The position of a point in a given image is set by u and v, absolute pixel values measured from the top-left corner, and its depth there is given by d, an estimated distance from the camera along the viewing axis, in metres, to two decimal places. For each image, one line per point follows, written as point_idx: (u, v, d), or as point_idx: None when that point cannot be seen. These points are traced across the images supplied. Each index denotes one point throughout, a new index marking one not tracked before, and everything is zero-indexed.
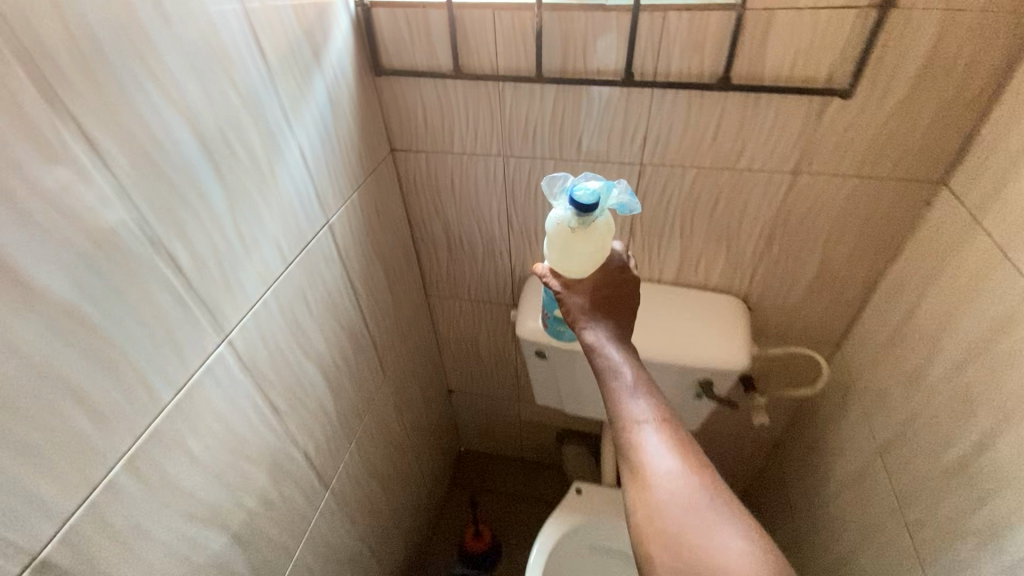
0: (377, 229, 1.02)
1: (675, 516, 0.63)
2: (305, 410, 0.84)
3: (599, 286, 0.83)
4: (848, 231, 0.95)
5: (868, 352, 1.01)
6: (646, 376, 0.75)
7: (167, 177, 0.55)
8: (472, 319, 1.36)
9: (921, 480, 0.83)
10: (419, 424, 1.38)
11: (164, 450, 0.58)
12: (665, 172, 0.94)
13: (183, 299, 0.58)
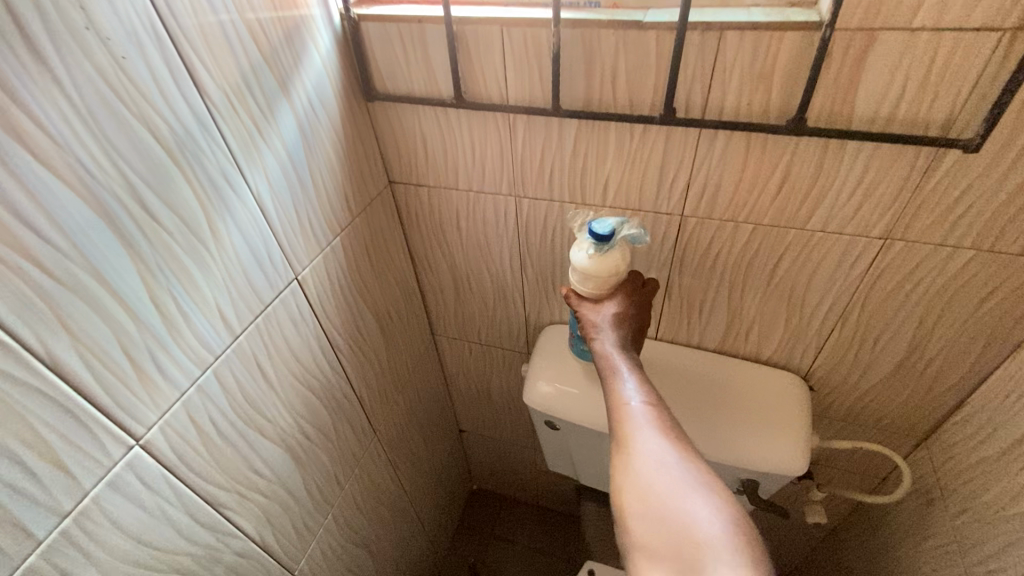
0: (368, 275, 0.89)
1: (651, 504, 0.57)
2: (262, 495, 0.72)
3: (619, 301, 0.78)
4: (953, 314, 0.73)
5: (965, 462, 0.79)
6: (653, 389, 0.68)
7: (42, 262, 0.42)
8: (484, 364, 1.21)
9: (970, 479, 0.77)
10: (421, 475, 1.25)
11: None
12: (712, 227, 0.76)
13: (72, 408, 0.46)
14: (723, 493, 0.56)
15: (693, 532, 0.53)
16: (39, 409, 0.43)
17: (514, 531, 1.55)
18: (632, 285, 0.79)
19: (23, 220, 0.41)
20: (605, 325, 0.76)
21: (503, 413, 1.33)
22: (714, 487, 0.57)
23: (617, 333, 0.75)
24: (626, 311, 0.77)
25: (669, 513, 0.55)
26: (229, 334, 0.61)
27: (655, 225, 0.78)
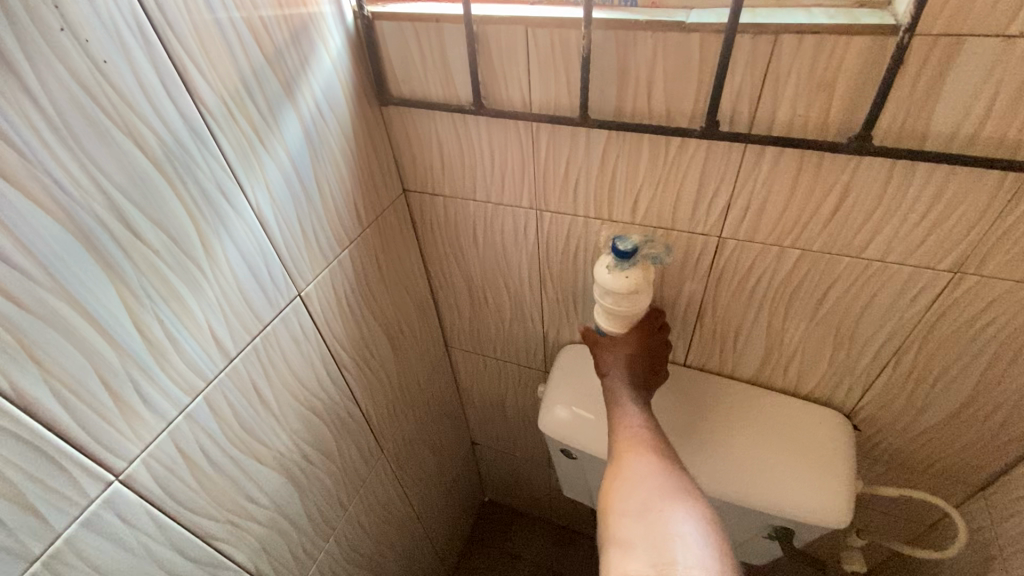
0: (379, 289, 0.84)
1: (635, 506, 0.57)
2: (258, 522, 0.68)
3: (632, 337, 0.75)
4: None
5: None
6: (654, 429, 0.67)
7: (9, 290, 0.38)
8: (499, 380, 1.16)
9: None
10: (431, 491, 1.20)
11: None
12: (753, 251, 0.68)
13: (43, 446, 0.42)
14: (706, 510, 0.57)
15: (671, 534, 0.53)
16: (2, 449, 0.40)
17: (524, 548, 1.50)
18: (648, 321, 0.76)
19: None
20: (614, 362, 0.75)
21: (519, 430, 1.27)
22: (698, 501, 0.57)
23: (626, 368, 0.73)
24: (639, 348, 0.75)
25: (650, 513, 0.56)
26: (223, 357, 0.57)
27: (689, 247, 0.71)
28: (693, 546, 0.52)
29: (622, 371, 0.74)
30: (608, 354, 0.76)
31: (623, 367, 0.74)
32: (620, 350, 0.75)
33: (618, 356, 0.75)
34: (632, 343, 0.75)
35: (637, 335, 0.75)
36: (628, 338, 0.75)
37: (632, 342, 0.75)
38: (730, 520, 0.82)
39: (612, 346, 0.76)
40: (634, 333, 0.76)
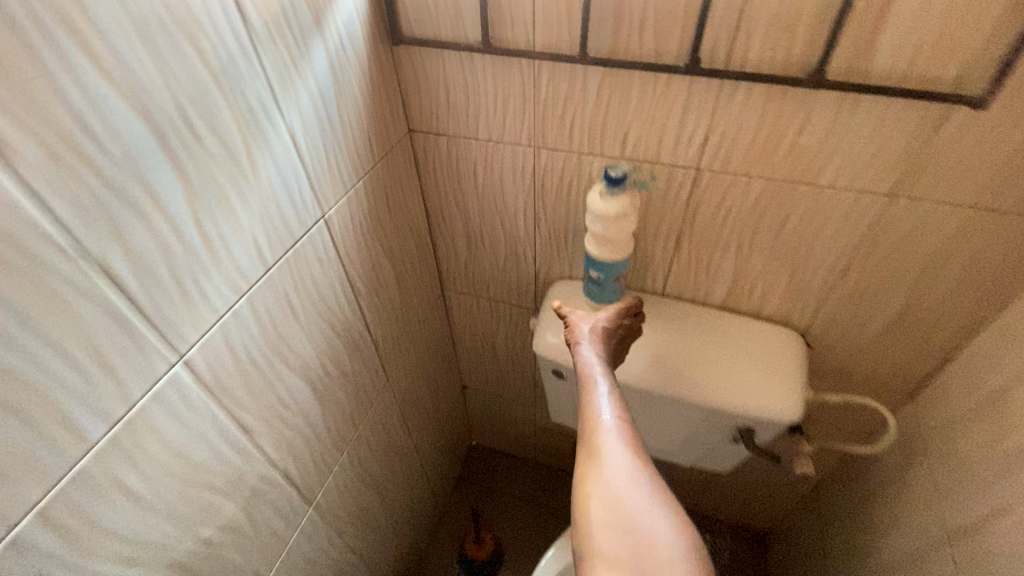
0: (386, 223, 0.90)
1: (618, 510, 0.60)
2: (286, 425, 0.75)
3: (604, 317, 0.83)
4: (949, 271, 0.77)
5: (951, 409, 0.84)
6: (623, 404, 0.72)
7: (104, 177, 0.44)
8: (490, 320, 1.24)
9: (954, 399, 0.84)
10: (426, 426, 1.28)
11: (97, 494, 0.49)
12: (726, 182, 0.78)
13: (125, 320, 0.48)
14: (675, 504, 0.63)
15: (653, 539, 0.58)
16: (96, 319, 0.46)
17: (509, 484, 1.61)
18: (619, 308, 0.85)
19: (86, 130, 0.42)
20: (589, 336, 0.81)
21: (508, 369, 1.36)
22: (669, 495, 0.63)
23: (599, 347, 0.79)
24: (609, 327, 0.83)
25: (631, 516, 0.59)
26: (262, 264, 0.63)
27: (670, 179, 0.81)
28: (670, 546, 0.58)
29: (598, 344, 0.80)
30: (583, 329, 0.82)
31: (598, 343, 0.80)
32: (596, 327, 0.82)
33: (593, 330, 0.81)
34: (608, 326, 0.82)
35: (611, 316, 0.84)
36: (604, 321, 0.83)
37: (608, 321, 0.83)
38: (701, 426, 0.94)
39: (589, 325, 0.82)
40: (610, 319, 0.84)
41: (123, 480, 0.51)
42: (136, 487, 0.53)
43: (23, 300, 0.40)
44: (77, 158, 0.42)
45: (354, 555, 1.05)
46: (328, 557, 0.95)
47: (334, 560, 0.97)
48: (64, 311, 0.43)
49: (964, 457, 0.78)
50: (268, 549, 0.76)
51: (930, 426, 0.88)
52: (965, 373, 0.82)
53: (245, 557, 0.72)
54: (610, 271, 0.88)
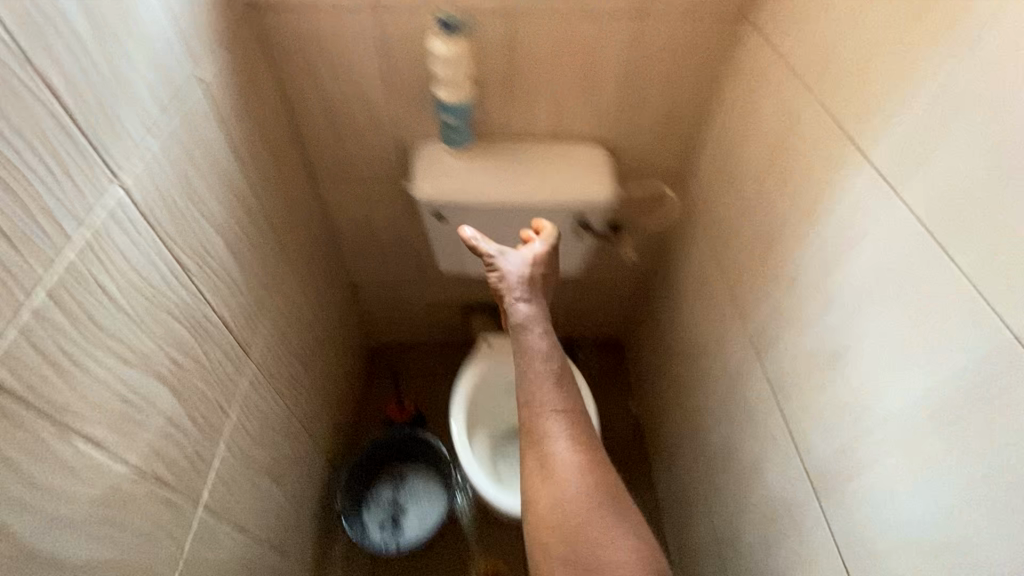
0: (251, 96, 0.96)
1: (549, 466, 0.85)
2: (213, 274, 0.82)
3: (530, 266, 0.94)
4: (684, 70, 1.10)
5: (700, 171, 1.20)
6: (560, 376, 0.91)
7: None
8: (364, 202, 1.34)
9: (702, 164, 1.19)
10: (329, 314, 1.37)
11: (85, 287, 0.56)
12: (531, 19, 1.01)
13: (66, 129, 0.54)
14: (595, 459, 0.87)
15: (571, 488, 0.82)
16: (45, 121, 0.52)
17: (416, 365, 1.77)
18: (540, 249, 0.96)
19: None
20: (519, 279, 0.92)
21: (390, 251, 1.48)
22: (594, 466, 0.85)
23: (529, 294, 0.93)
24: (535, 276, 0.94)
25: (558, 474, 0.84)
26: (159, 107, 0.70)
27: (490, 23, 1.01)
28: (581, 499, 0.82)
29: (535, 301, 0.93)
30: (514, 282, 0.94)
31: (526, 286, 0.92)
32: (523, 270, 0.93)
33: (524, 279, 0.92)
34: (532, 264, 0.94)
35: (536, 262, 0.94)
36: (527, 262, 0.94)
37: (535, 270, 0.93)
38: (554, 229, 1.21)
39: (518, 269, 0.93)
40: (531, 257, 0.94)
41: (103, 282, 0.58)
42: (111, 289, 0.60)
43: None
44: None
45: (298, 423, 1.15)
46: (277, 416, 1.04)
47: (282, 422, 1.07)
48: (16, 101, 0.49)
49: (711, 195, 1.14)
50: (223, 388, 0.84)
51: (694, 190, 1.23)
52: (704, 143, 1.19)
53: (209, 390, 0.80)
54: (461, 113, 1.08)
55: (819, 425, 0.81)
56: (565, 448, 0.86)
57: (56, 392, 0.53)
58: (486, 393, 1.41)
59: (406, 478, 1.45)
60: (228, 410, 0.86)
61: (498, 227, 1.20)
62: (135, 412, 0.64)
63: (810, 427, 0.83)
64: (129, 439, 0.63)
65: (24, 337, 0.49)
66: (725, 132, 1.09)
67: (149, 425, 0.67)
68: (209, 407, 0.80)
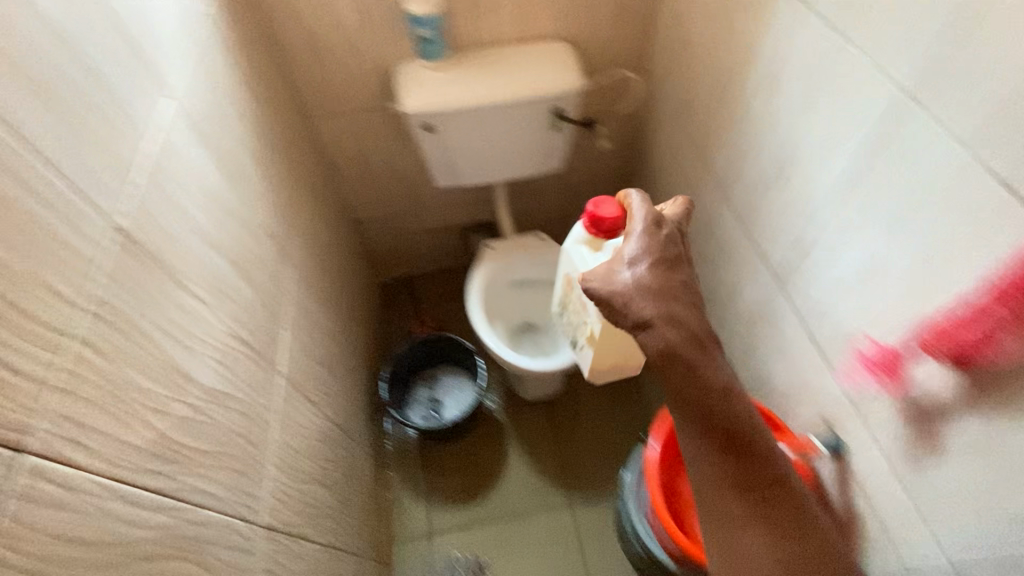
0: (240, 37, 1.07)
1: None
2: (246, 195, 0.95)
3: (650, 275, 0.61)
4: None
5: (670, 54, 1.27)
6: (709, 359, 0.58)
7: None
8: (357, 133, 1.47)
9: (665, 43, 1.29)
10: (340, 252, 1.48)
11: (170, 232, 0.70)
12: None
13: (109, 60, 0.66)
14: None
15: None
16: (117, 99, 0.66)
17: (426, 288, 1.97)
18: (655, 226, 0.66)
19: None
20: (634, 286, 0.60)
21: (387, 184, 1.64)
22: None
23: (668, 318, 0.58)
24: (660, 259, 0.63)
25: None
26: (170, 36, 0.82)
27: None
28: None
29: (654, 302, 0.59)
30: (655, 291, 0.60)
31: (658, 296, 0.60)
32: (643, 271, 0.62)
33: (641, 258, 0.63)
34: (649, 242, 0.65)
35: (654, 245, 0.64)
36: (638, 255, 0.63)
37: (654, 241, 0.64)
38: (533, 125, 1.34)
39: (607, 274, 0.63)
40: (642, 246, 0.64)
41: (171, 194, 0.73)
42: (188, 175, 0.78)
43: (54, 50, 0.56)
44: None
45: (332, 346, 1.26)
46: (317, 341, 1.17)
47: (320, 346, 1.18)
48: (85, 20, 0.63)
49: (686, 71, 1.21)
50: (274, 295, 0.98)
51: (664, 76, 1.32)
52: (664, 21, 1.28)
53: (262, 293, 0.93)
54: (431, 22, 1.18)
55: (780, 240, 0.97)
56: (728, 495, 0.60)
57: (170, 315, 0.66)
58: (498, 284, 1.59)
59: (439, 380, 1.63)
60: (280, 323, 0.98)
61: (484, 125, 1.31)
62: (224, 300, 0.80)
63: (775, 243, 0.99)
64: (224, 367, 0.75)
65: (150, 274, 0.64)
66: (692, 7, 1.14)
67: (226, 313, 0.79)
68: (262, 323, 0.91)
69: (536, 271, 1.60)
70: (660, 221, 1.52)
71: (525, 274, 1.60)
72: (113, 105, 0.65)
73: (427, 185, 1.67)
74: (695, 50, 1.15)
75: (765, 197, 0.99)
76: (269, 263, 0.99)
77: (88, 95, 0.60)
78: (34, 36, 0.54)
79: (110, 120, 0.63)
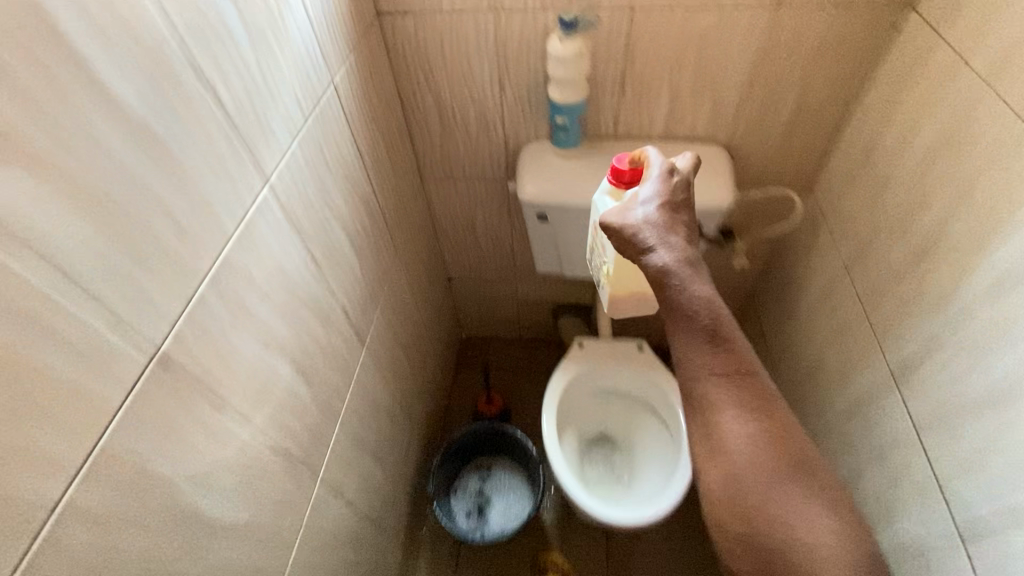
0: (373, 103, 1.03)
1: None
2: (337, 276, 0.89)
3: (660, 217, 0.73)
4: (848, 73, 1.02)
5: (851, 186, 1.05)
6: (711, 302, 0.70)
7: (218, 52, 0.58)
8: (467, 198, 1.39)
9: (847, 172, 1.07)
10: (422, 315, 1.41)
11: (239, 342, 0.63)
12: (655, 16, 0.96)
13: (226, 153, 0.59)
14: None
15: None
16: (223, 199, 0.59)
17: (500, 357, 1.84)
18: (668, 173, 0.77)
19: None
20: (645, 221, 0.72)
21: (487, 249, 1.55)
22: None
23: (666, 240, 0.71)
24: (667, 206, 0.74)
25: None
26: (302, 113, 0.76)
27: (609, 26, 0.98)
28: None
29: (660, 226, 0.72)
30: (654, 218, 0.73)
31: (663, 229, 0.72)
32: (653, 215, 0.73)
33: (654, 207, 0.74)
34: (664, 188, 0.76)
35: (667, 195, 0.75)
36: (653, 202, 0.74)
37: (669, 185, 0.76)
38: None
39: (623, 212, 0.74)
40: (658, 195, 0.75)
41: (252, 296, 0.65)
42: (267, 286, 0.68)
43: (153, 158, 0.50)
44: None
45: (389, 425, 1.18)
46: (375, 424, 1.09)
47: (377, 429, 1.10)
48: (181, 127, 0.53)
49: (873, 216, 0.98)
50: (340, 385, 0.90)
51: (837, 207, 1.10)
52: (855, 145, 1.06)
53: (328, 385, 0.86)
54: (572, 113, 1.06)
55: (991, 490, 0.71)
56: (741, 434, 0.72)
57: (204, 446, 0.58)
58: (580, 389, 1.40)
59: (494, 472, 1.49)
60: (338, 416, 0.90)
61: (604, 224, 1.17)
62: (279, 407, 0.72)
63: (977, 484, 0.74)
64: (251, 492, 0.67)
65: (196, 401, 0.57)
66: (902, 145, 0.91)
67: (278, 421, 0.72)
68: (317, 423, 0.83)
69: (627, 383, 1.39)
70: (787, 363, 1.28)
71: (612, 384, 1.40)
72: (194, 226, 0.55)
73: (528, 260, 1.54)
74: (893, 198, 0.92)
75: (967, 411, 0.76)
76: (345, 347, 0.91)
77: (158, 223, 0.50)
78: (101, 168, 0.45)
79: (182, 248, 0.53)
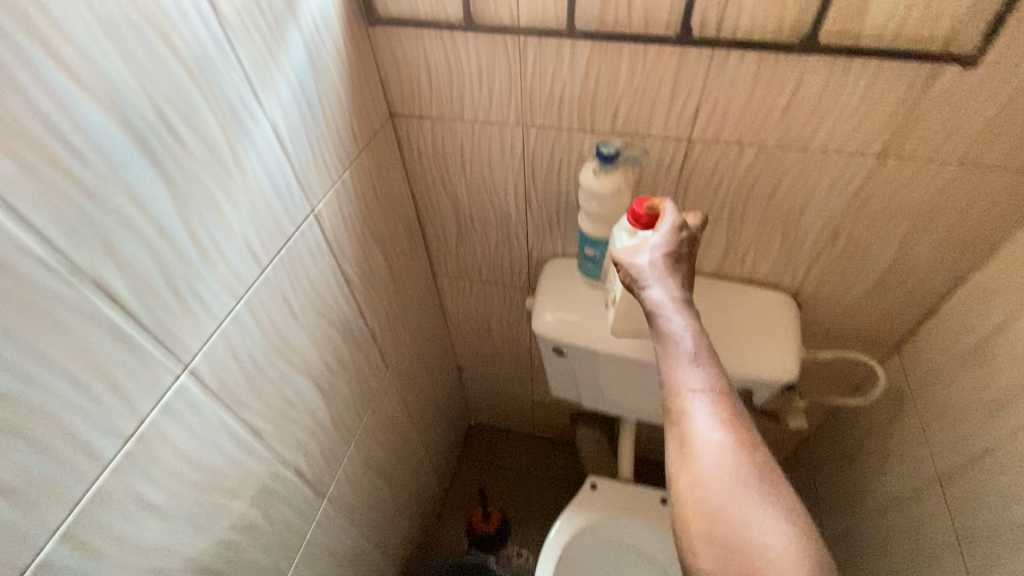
0: (376, 214, 0.89)
1: None
2: (295, 434, 0.74)
3: (661, 260, 0.69)
4: (967, 241, 0.79)
5: (950, 373, 0.83)
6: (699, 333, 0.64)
7: (114, 237, 0.44)
8: (483, 299, 1.23)
9: (949, 356, 0.84)
10: (419, 424, 1.25)
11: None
12: (718, 151, 0.78)
13: (106, 366, 0.45)
14: None
15: None
16: (95, 423, 0.45)
17: (507, 457, 1.65)
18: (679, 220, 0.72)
19: (8, 80, 0.36)
20: (648, 264, 0.68)
21: (502, 349, 1.38)
22: None
23: (663, 282, 0.67)
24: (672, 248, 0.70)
25: None
26: (260, 266, 0.62)
27: (659, 156, 0.80)
28: None
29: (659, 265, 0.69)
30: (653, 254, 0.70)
31: (663, 272, 0.68)
32: (658, 260, 0.69)
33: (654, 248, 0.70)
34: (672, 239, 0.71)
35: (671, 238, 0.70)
36: (660, 247, 0.69)
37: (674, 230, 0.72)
38: None
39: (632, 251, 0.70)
40: (668, 242, 0.70)
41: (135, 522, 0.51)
42: (159, 500, 0.53)
43: None
44: (21, 142, 0.37)
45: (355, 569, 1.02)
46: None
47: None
48: (18, 357, 0.38)
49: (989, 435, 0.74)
50: (277, 561, 0.75)
51: (932, 395, 0.86)
52: (957, 324, 0.83)
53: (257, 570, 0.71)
54: (605, 247, 0.88)
55: None
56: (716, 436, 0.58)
57: None
58: (587, 545, 1.18)
59: None
60: None
61: (632, 371, 0.98)
62: None
63: None
64: None
65: None
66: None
67: None
68: None
69: (643, 545, 1.16)
70: (846, 558, 1.03)
71: (626, 542, 1.17)
72: (17, 478, 0.40)
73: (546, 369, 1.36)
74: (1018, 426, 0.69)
75: None
76: (292, 515, 0.76)
77: None
78: None
79: None
